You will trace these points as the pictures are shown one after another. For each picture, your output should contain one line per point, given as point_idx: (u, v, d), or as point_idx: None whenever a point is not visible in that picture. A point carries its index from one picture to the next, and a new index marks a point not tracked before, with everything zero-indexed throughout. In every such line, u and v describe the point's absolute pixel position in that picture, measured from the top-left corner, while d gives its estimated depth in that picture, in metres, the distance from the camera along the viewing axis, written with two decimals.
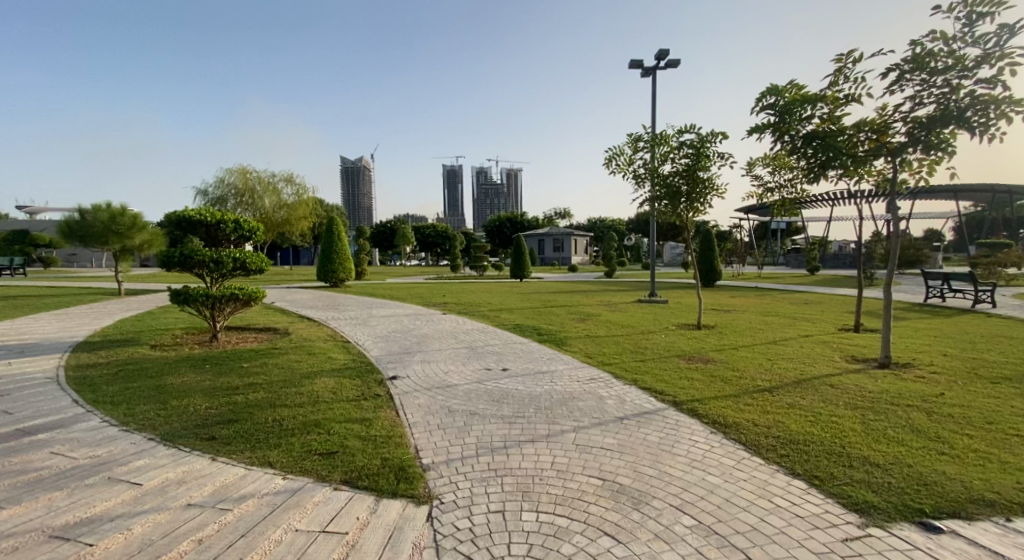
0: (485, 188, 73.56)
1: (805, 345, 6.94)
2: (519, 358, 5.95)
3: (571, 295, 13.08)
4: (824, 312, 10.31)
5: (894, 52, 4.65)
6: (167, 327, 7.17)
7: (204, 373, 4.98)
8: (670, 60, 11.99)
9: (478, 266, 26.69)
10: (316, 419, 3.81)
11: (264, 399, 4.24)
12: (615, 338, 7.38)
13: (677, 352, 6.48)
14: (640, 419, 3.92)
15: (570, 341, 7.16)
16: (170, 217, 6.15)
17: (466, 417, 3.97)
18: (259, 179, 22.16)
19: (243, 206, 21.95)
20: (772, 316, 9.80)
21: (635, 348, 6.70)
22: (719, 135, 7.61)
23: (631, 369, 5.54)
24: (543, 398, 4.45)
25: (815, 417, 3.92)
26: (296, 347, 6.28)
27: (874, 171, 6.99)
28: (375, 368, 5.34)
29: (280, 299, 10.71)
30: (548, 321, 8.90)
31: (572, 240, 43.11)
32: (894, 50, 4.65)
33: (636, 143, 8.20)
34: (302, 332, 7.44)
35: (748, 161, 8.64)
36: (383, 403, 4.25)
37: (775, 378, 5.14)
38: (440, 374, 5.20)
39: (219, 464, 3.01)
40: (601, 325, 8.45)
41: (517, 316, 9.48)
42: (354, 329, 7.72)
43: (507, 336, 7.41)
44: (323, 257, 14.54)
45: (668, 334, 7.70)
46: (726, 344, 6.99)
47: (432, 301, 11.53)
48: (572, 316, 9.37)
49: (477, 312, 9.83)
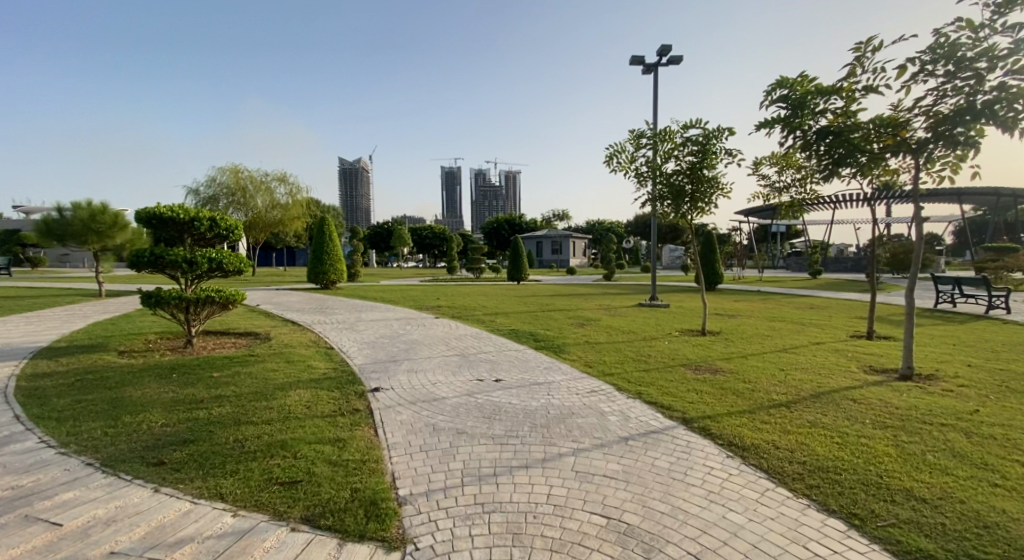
0: (483, 189, 73.19)
1: (818, 353, 6.53)
2: (514, 367, 5.54)
3: (570, 298, 12.68)
4: (832, 318, 9.92)
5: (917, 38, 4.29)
6: (140, 331, 6.73)
7: (169, 384, 4.55)
8: (672, 56, 11.61)
9: (475, 268, 26.29)
10: (283, 439, 3.38)
11: (229, 415, 3.82)
12: (616, 345, 6.97)
13: (683, 360, 6.06)
14: (647, 440, 3.51)
15: (568, 348, 6.75)
16: (139, 214, 5.72)
17: (454, 437, 3.55)
18: (251, 178, 21.70)
19: (235, 206, 21.49)
20: (779, 322, 9.40)
21: (637, 356, 6.28)
22: (727, 131, 7.22)
23: (634, 380, 5.12)
24: (539, 414, 4.03)
25: (843, 438, 3.51)
26: (275, 355, 5.85)
27: (890, 170, 6.60)
28: (357, 379, 4.92)
29: (267, 302, 10.28)
30: (545, 326, 8.49)
31: (570, 242, 42.71)
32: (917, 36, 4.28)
33: (638, 140, 7.81)
34: (284, 337, 7.00)
35: (754, 160, 8.24)
36: (361, 420, 3.82)
37: (791, 391, 4.72)
38: (428, 386, 4.78)
39: (160, 498, 2.59)
40: (601, 331, 8.03)
41: (513, 321, 9.05)
42: (341, 334, 7.29)
43: (502, 342, 6.99)
44: (314, 258, 14.11)
45: (673, 341, 7.29)
46: (734, 352, 6.58)
47: (425, 304, 11.10)
48: (570, 321, 8.96)
49: (472, 316, 9.42)
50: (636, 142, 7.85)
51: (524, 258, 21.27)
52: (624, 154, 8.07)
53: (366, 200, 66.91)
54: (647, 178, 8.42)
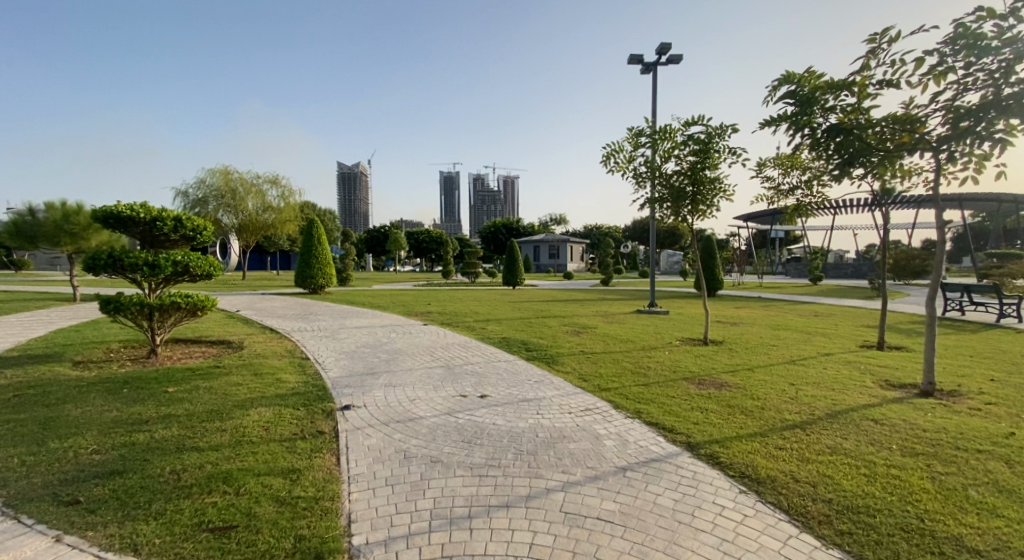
0: (480, 194, 72.82)
1: (828, 366, 6.11)
2: (502, 382, 5.09)
3: (566, 304, 12.23)
4: (838, 327, 9.50)
5: (937, 28, 3.88)
6: (102, 340, 6.27)
7: (116, 401, 4.09)
8: (672, 55, 11.24)
9: (470, 273, 25.84)
10: (228, 471, 2.93)
11: (173, 439, 3.37)
12: (613, 355, 6.54)
13: (684, 374, 5.62)
14: (647, 470, 3.07)
15: (562, 359, 6.30)
16: (96, 213, 5.29)
17: (426, 467, 3.10)
18: (242, 180, 21.19)
19: (225, 208, 20.99)
20: (784, 330, 8.96)
21: (635, 368, 5.83)
22: (730, 129, 6.81)
23: (631, 396, 4.68)
24: (525, 438, 3.59)
25: (870, 469, 3.08)
26: (243, 366, 5.41)
27: (905, 169, 6.19)
28: (327, 395, 4.47)
29: (248, 307, 9.80)
30: (538, 334, 8.05)
31: (568, 247, 42.33)
32: (938, 25, 3.88)
33: (637, 138, 7.38)
34: (258, 347, 6.54)
35: (758, 161, 7.83)
36: (323, 446, 3.37)
37: (805, 410, 4.28)
38: (405, 403, 4.33)
39: (59, 551, 2.15)
40: (597, 340, 7.58)
41: (505, 328, 8.59)
42: (319, 343, 6.84)
43: (491, 352, 6.54)
44: (302, 262, 13.63)
45: (673, 351, 6.84)
46: (739, 364, 6.14)
47: (414, 310, 10.63)
48: (565, 329, 8.53)
49: (462, 324, 8.97)
50: (635, 141, 7.41)
51: (520, 263, 20.83)
52: (622, 154, 7.63)
53: (363, 204, 66.43)
54: (646, 179, 7.99)
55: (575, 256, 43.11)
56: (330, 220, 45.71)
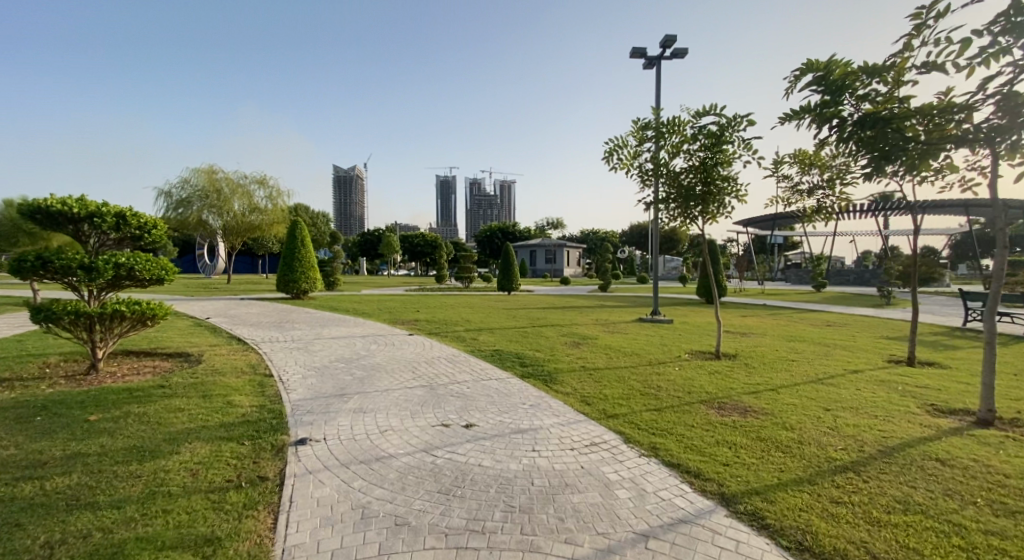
0: (477, 198, 72.20)
1: (861, 386, 5.43)
2: (491, 406, 4.37)
3: (564, 312, 11.52)
4: (857, 339, 8.82)
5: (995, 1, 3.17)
6: (40, 354, 5.55)
7: (19, 435, 3.38)
8: (677, 48, 10.59)
9: (464, 277, 25.14)
10: (120, 544, 2.22)
11: (67, 491, 2.66)
12: (617, 372, 5.83)
13: (700, 396, 4.92)
14: (676, 540, 2.35)
15: (560, 377, 5.58)
16: (22, 206, 4.58)
17: (387, 535, 2.37)
18: (228, 180, 20.35)
19: (210, 210, 20.18)
20: (800, 343, 8.27)
21: (642, 389, 5.14)
22: (748, 121, 6.06)
23: (644, 426, 3.96)
24: (519, 487, 2.87)
25: (963, 538, 2.38)
26: (192, 385, 4.69)
27: (947, 166, 5.44)
28: (282, 426, 3.76)
29: (220, 314, 9.04)
30: (534, 346, 7.34)
31: (565, 251, 41.74)
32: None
33: (642, 131, 6.65)
34: (218, 360, 5.82)
35: (775, 158, 7.15)
36: (261, 501, 2.66)
37: (851, 446, 3.59)
38: (373, 437, 3.60)
39: None
40: (599, 354, 6.86)
41: (498, 339, 7.87)
42: (288, 357, 6.10)
43: (481, 368, 5.81)
44: (285, 266, 12.86)
45: (684, 367, 6.15)
46: (760, 383, 5.45)
47: (400, 318, 9.89)
48: (564, 340, 7.83)
49: (451, 333, 8.25)
50: (641, 137, 6.70)
51: (515, 268, 20.13)
52: (626, 150, 6.92)
53: (358, 208, 65.67)
54: (651, 178, 7.29)
55: (572, 261, 42.48)
56: (323, 224, 44.88)
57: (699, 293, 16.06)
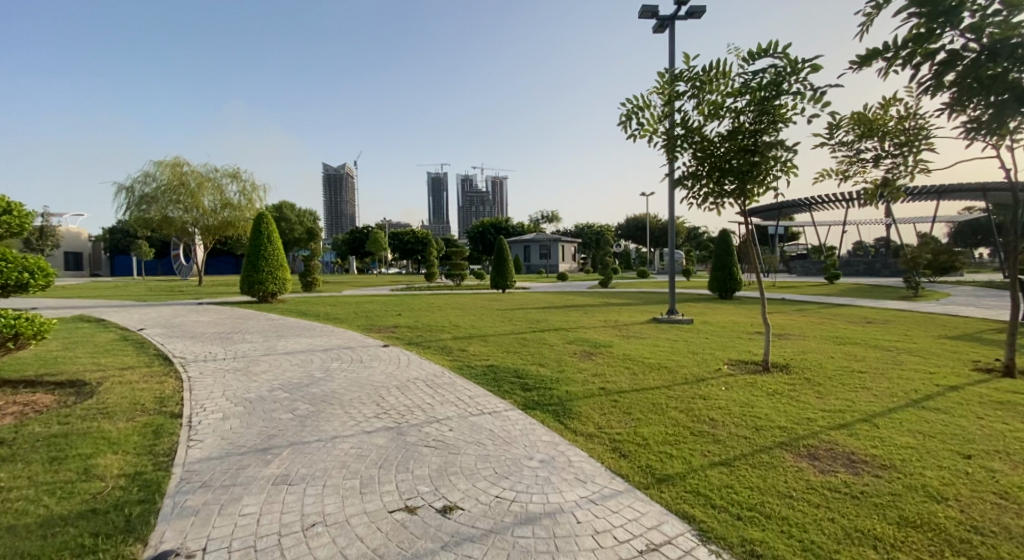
0: (469, 194, 70.70)
1: (978, 412, 4.05)
2: (484, 466, 2.96)
3: (567, 312, 10.10)
4: (916, 340, 7.51)
5: None
6: None
7: None
8: (693, 8, 9.13)
9: (456, 275, 23.75)
10: None
11: None
12: (649, 397, 4.44)
13: (773, 435, 3.55)
14: None
15: (576, 405, 4.18)
16: None
17: None
18: (195, 174, 18.62)
19: (176, 206, 18.48)
20: (854, 347, 6.92)
21: (691, 425, 3.75)
22: (815, 67, 4.62)
23: (720, 501, 2.57)
24: None
25: None
26: (47, 439, 3.23)
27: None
28: (144, 521, 2.32)
29: (158, 324, 7.55)
30: (536, 359, 5.93)
31: (560, 247, 40.39)
32: None
33: (671, 85, 5.24)
34: (117, 390, 4.35)
35: (834, 120, 5.73)
36: None
37: None
38: (288, 544, 2.17)
39: None
40: (620, 369, 5.45)
41: (493, 349, 6.44)
42: (218, 383, 4.64)
43: (470, 395, 4.39)
44: (250, 265, 11.32)
45: (733, 388, 4.76)
46: (842, 411, 4.08)
47: (377, 324, 8.47)
48: (571, 349, 6.44)
49: (436, 343, 6.80)
50: (670, 94, 5.31)
51: (510, 264, 18.67)
52: (650, 111, 5.53)
53: (347, 205, 63.80)
54: (678, 147, 5.89)
55: (567, 256, 41.07)
56: (310, 223, 43.26)
57: (711, 289, 14.73)
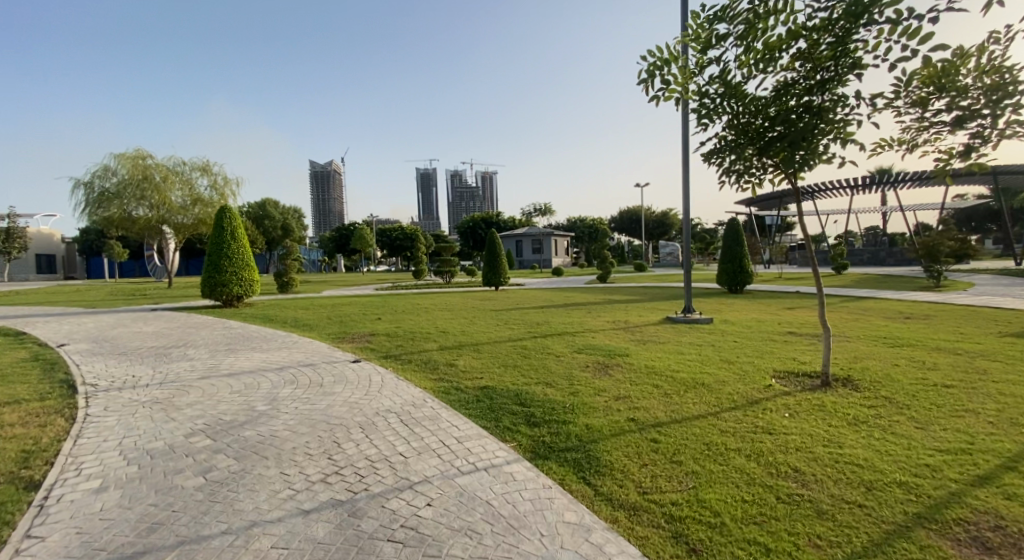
0: (459, 190, 69.32)
1: None
2: None
3: (569, 312, 8.99)
4: (979, 339, 6.47)
5: None
6: None
7: None
8: None
9: (446, 272, 22.57)
10: None
11: None
12: (699, 435, 3.33)
13: (899, 502, 2.46)
14: None
15: (604, 451, 3.04)
16: None
17: None
18: (159, 167, 17.25)
19: (140, 203, 17.07)
20: (913, 351, 5.87)
21: (775, 485, 2.63)
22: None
23: None
24: None
25: None
26: None
27: None
28: None
29: (85, 338, 6.30)
30: (540, 376, 4.78)
31: (554, 241, 39.20)
32: None
33: (710, 25, 4.07)
34: None
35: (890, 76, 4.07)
36: None
37: None
38: None
39: None
40: (646, 389, 4.34)
41: (488, 363, 5.28)
42: (119, 425, 3.45)
43: (459, 437, 3.23)
44: (211, 265, 10.05)
45: (803, 419, 3.65)
46: (967, 454, 3.00)
47: (353, 332, 7.28)
48: (582, 362, 5.31)
49: (419, 356, 5.65)
50: (707, 39, 4.17)
51: (503, 260, 17.54)
52: (680, 65, 4.37)
53: (334, 202, 62.13)
54: (712, 112, 4.73)
55: (560, 251, 39.92)
56: (295, 221, 41.91)
57: (720, 283, 13.71)
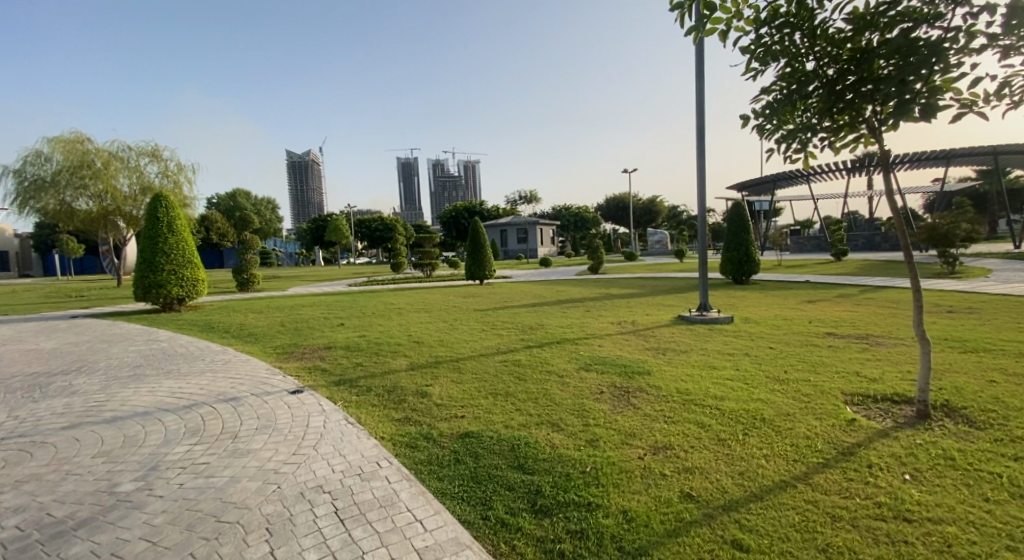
0: (441, 179, 67.51)
1: None
2: None
3: (564, 312, 7.80)
4: None
5: None
6: None
7: None
8: None
9: (426, 265, 21.18)
10: None
11: None
12: (804, 527, 2.13)
13: None
14: None
15: None
16: None
17: None
18: (100, 152, 15.52)
19: (81, 193, 15.39)
20: (993, 357, 4.79)
21: None
22: None
23: None
24: None
25: None
26: None
27: None
28: None
29: None
30: (539, 412, 3.52)
31: (539, 230, 37.93)
32: None
33: None
34: None
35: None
36: None
37: None
38: None
39: None
40: (690, 433, 3.11)
41: (469, 391, 4.02)
42: None
43: (423, 551, 1.97)
44: (144, 263, 8.56)
45: (937, 483, 2.47)
46: None
47: (305, 344, 5.95)
48: (592, 387, 4.06)
49: (380, 380, 4.37)
50: None
51: (486, 251, 16.21)
52: None
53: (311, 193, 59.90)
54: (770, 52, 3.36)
55: (546, 240, 38.70)
56: (268, 213, 40.27)
57: (724, 273, 12.62)
